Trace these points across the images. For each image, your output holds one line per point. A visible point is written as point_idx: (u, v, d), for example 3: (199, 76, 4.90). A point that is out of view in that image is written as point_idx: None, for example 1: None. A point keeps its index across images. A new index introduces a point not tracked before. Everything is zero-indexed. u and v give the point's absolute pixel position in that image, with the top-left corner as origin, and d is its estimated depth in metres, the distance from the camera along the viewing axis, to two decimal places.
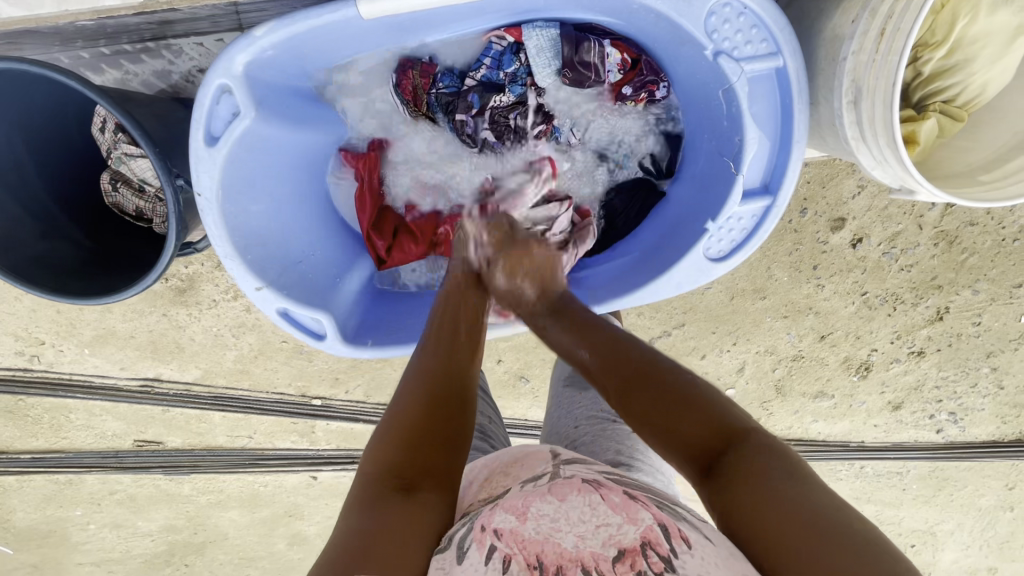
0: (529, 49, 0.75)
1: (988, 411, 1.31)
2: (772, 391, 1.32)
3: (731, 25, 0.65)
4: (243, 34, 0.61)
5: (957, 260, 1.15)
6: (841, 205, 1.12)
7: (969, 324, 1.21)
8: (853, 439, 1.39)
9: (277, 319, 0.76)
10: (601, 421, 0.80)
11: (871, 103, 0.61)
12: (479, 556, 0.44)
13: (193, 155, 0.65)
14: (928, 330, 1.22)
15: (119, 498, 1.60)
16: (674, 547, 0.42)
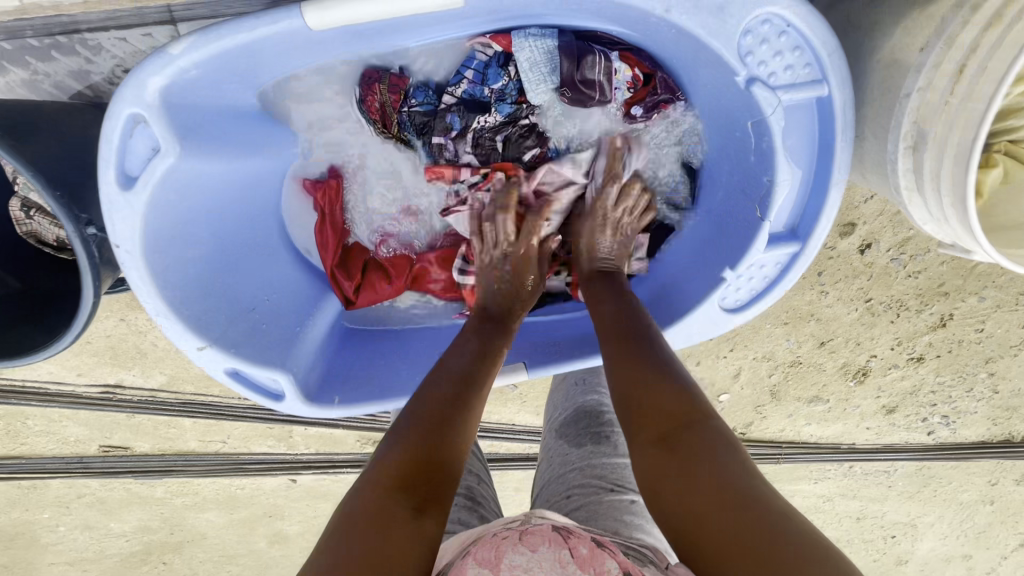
0: (519, 62, 0.63)
1: (981, 413, 1.23)
2: (766, 396, 1.22)
3: (770, 47, 0.53)
4: (155, 51, 0.48)
5: (968, 265, 1.05)
6: (851, 210, 1.02)
7: (973, 331, 1.10)
8: (845, 441, 1.30)
9: (226, 380, 0.65)
10: (594, 490, 0.70)
11: (937, 155, 0.50)
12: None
13: (105, 200, 0.53)
14: (929, 336, 1.11)
15: (88, 502, 1.52)
16: None
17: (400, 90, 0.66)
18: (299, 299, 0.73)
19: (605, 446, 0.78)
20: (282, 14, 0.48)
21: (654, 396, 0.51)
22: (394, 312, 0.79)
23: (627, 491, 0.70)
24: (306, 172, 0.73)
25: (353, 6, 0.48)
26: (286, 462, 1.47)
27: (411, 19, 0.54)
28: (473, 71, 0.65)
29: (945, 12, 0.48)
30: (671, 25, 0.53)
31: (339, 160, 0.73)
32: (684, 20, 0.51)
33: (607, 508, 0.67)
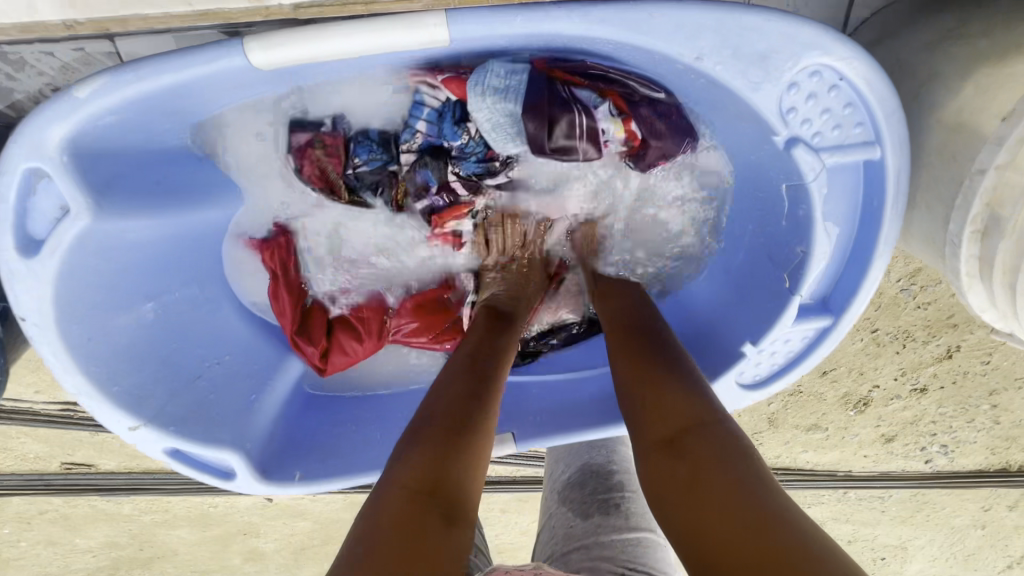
0: (479, 122, 0.52)
1: (979, 443, 1.01)
2: (763, 424, 1.01)
3: (813, 104, 0.45)
4: (58, 93, 0.39)
5: None
6: None
7: (978, 364, 0.91)
8: (840, 468, 1.08)
9: (164, 459, 0.56)
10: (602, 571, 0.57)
11: (1010, 245, 0.42)
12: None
13: (3, 268, 0.43)
14: (933, 367, 0.92)
15: (52, 518, 1.35)
16: None
17: (339, 149, 0.56)
18: (262, 357, 0.64)
19: (615, 515, 0.65)
20: (218, 53, 0.39)
21: (655, 389, 0.43)
22: (379, 368, 0.70)
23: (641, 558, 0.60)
24: (244, 231, 0.60)
25: (311, 44, 0.39)
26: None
27: (383, 59, 0.44)
28: (427, 123, 0.55)
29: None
30: (698, 75, 0.44)
31: (284, 218, 0.61)
32: (713, 71, 0.43)
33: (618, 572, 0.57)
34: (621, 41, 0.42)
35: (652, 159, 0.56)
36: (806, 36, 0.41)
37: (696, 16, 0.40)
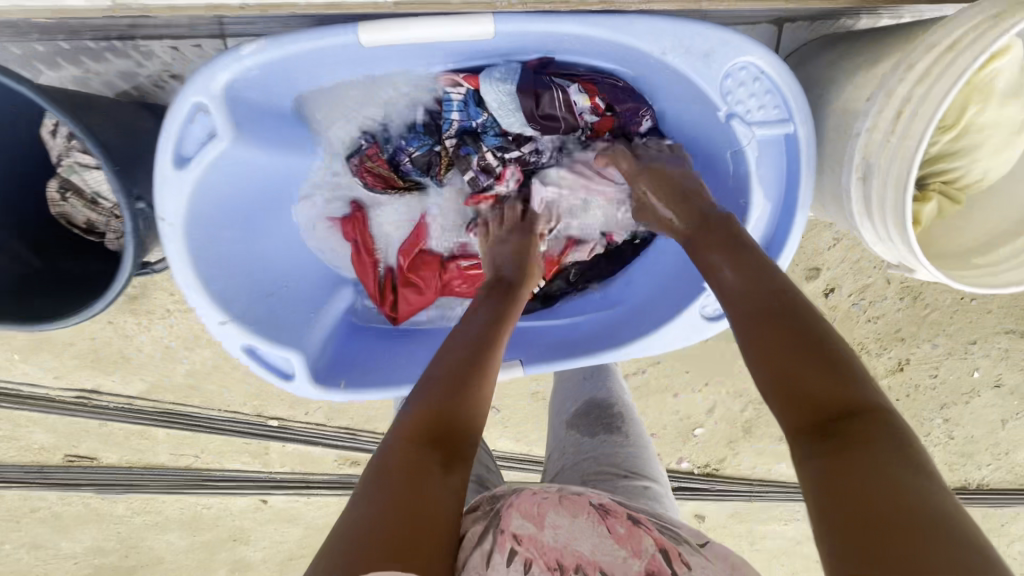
0: (489, 103, 0.68)
1: (937, 457, 1.42)
2: (739, 431, 1.34)
3: (746, 88, 0.63)
4: (227, 50, 0.55)
5: (921, 314, 1.25)
6: (818, 255, 1.19)
7: (926, 376, 1.32)
8: (756, 475, 1.39)
9: (241, 356, 0.69)
10: (610, 476, 0.76)
11: (882, 183, 0.60)
12: (499, 560, 0.54)
13: (158, 176, 0.58)
14: (889, 379, 1.32)
15: (40, 516, 1.74)
16: (675, 568, 0.53)
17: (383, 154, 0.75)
18: (319, 287, 0.79)
19: (616, 434, 0.83)
20: (341, 31, 0.56)
21: (804, 373, 0.46)
22: (442, 316, 0.85)
23: (642, 477, 0.77)
24: (333, 213, 0.80)
25: (398, 28, 0.57)
26: (260, 482, 1.73)
27: (445, 48, 0.62)
28: (458, 113, 0.71)
29: (886, 71, 0.60)
30: (666, 66, 0.63)
31: (360, 195, 0.80)
32: (675, 61, 0.62)
33: (624, 490, 0.74)
34: (610, 38, 0.61)
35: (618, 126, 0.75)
36: (739, 39, 0.60)
37: (663, 24, 0.59)
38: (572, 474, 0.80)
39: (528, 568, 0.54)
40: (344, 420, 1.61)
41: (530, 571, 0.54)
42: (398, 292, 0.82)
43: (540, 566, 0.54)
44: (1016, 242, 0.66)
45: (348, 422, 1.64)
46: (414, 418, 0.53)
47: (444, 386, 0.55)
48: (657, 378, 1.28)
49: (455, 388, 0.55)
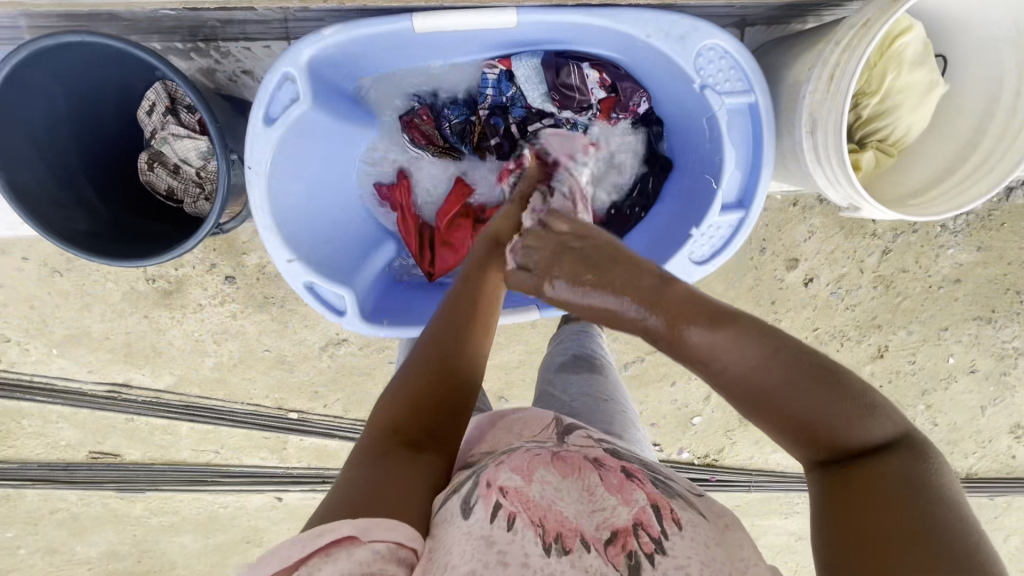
0: (518, 76, 0.86)
1: None
2: (735, 420, 1.45)
3: (715, 65, 0.80)
4: (312, 32, 0.71)
5: (893, 301, 1.39)
6: (795, 247, 1.34)
7: (905, 362, 1.45)
8: (755, 464, 1.50)
9: (302, 292, 0.81)
10: (594, 399, 0.88)
11: (825, 132, 0.75)
12: (484, 513, 0.51)
13: (250, 132, 0.73)
14: (871, 366, 1.45)
15: (59, 518, 1.66)
16: (666, 529, 0.50)
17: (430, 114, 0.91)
18: (361, 245, 0.93)
19: (600, 372, 0.95)
20: (399, 19, 0.73)
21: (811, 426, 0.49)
22: None
23: (617, 403, 0.89)
24: (382, 180, 0.96)
25: (444, 17, 0.74)
26: (276, 478, 1.63)
27: (476, 35, 0.79)
28: (492, 88, 0.88)
29: (821, 47, 0.77)
30: (651, 48, 0.80)
31: (405, 163, 0.96)
32: (658, 44, 0.78)
33: (603, 409, 0.87)
34: (607, 25, 0.78)
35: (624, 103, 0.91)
36: (707, 25, 0.77)
37: (647, 14, 0.76)
38: (558, 393, 0.91)
39: (512, 522, 0.50)
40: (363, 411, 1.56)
41: (512, 524, 0.50)
42: (434, 250, 0.96)
43: (525, 520, 0.50)
44: (942, 186, 0.82)
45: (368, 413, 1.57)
46: (393, 423, 0.60)
47: (418, 395, 0.63)
48: (653, 368, 1.40)
49: (428, 396, 0.63)
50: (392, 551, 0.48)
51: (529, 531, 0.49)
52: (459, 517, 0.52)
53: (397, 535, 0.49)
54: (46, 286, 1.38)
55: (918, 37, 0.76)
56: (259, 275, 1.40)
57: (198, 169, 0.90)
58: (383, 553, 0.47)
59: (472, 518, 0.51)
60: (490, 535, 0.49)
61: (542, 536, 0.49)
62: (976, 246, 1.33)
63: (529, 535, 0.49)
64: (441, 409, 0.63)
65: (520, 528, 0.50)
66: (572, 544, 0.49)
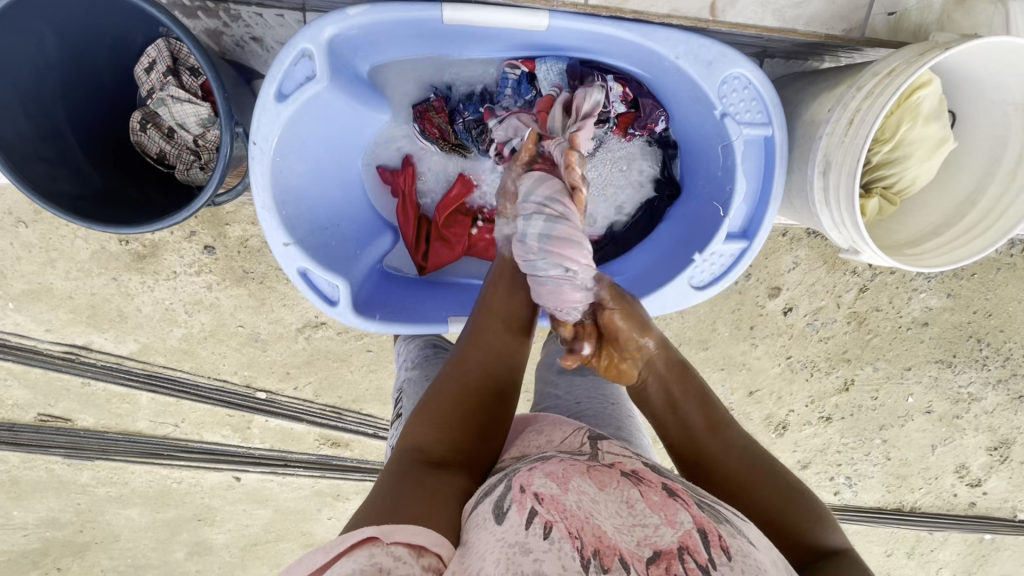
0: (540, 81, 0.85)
1: (877, 479, 1.60)
2: None
3: (738, 95, 0.80)
4: (337, 10, 0.68)
5: (864, 338, 1.43)
6: (779, 276, 1.36)
7: (867, 398, 1.50)
8: None
9: (295, 278, 0.78)
10: (603, 400, 0.86)
11: (837, 174, 0.76)
12: (518, 518, 0.48)
13: (260, 106, 0.70)
14: (836, 398, 1.50)
15: None
16: (713, 558, 0.46)
17: (445, 107, 0.88)
18: (361, 234, 0.91)
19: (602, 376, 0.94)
20: (428, 6, 0.70)
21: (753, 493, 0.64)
22: (465, 272, 0.96)
23: (626, 408, 0.87)
24: (386, 165, 0.93)
25: (475, 11, 0.72)
26: (235, 457, 1.58)
27: (502, 32, 0.77)
28: (512, 89, 0.86)
29: (841, 91, 0.77)
30: (676, 68, 0.79)
31: (412, 151, 0.93)
32: (686, 66, 0.78)
33: (613, 412, 0.84)
34: (637, 41, 0.77)
35: (643, 120, 0.90)
36: (735, 54, 0.77)
37: (678, 34, 0.76)
38: (565, 397, 0.89)
39: (549, 530, 0.46)
40: (335, 396, 1.52)
41: (548, 533, 0.46)
42: (430, 243, 0.94)
43: (562, 530, 0.46)
44: (936, 239, 0.84)
45: (339, 399, 1.53)
46: (421, 442, 0.62)
47: (445, 412, 0.65)
48: None
49: (456, 412, 0.65)
50: (413, 557, 0.45)
51: (567, 542, 0.45)
52: (492, 523, 0.49)
53: (421, 539, 0.47)
54: (8, 236, 1.29)
55: (935, 92, 0.77)
56: (240, 248, 1.34)
57: (195, 137, 0.85)
58: (404, 556, 0.45)
59: (505, 523, 0.48)
60: (524, 541, 0.46)
61: (580, 548, 0.45)
62: (946, 293, 1.38)
63: (567, 547, 0.45)
64: (468, 425, 0.65)
65: (557, 537, 0.46)
66: (611, 562, 0.45)
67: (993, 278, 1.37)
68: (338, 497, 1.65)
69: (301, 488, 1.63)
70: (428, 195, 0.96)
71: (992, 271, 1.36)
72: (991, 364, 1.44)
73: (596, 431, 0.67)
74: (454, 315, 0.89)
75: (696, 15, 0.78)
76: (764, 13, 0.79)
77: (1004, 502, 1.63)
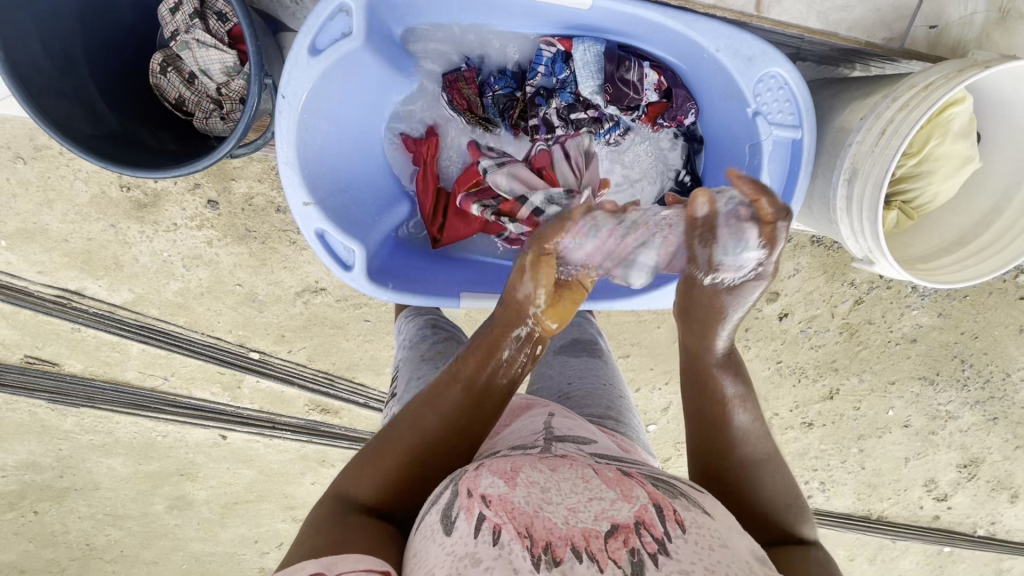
0: (575, 60, 0.83)
1: (848, 485, 1.64)
2: (686, 434, 1.52)
3: (772, 94, 0.79)
4: None
5: (854, 349, 1.46)
6: (779, 281, 1.38)
7: (849, 407, 1.54)
8: None
9: (312, 239, 0.77)
10: (594, 382, 0.87)
11: (863, 184, 0.77)
12: (467, 528, 0.48)
13: (292, 58, 0.68)
14: (819, 405, 1.53)
15: None
16: (669, 530, 0.48)
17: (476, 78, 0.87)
18: (376, 202, 0.89)
19: (596, 357, 0.95)
20: None
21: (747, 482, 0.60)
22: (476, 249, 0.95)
23: (617, 389, 0.88)
24: (409, 132, 0.91)
25: None
26: (222, 415, 1.57)
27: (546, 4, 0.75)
28: (546, 66, 0.85)
29: (875, 101, 0.77)
30: (715, 61, 0.79)
31: (437, 121, 0.91)
32: (725, 60, 0.77)
33: (604, 394, 0.85)
34: (680, 29, 0.76)
35: (674, 112, 0.89)
36: (775, 53, 0.76)
37: (721, 26, 0.75)
38: (557, 376, 0.90)
39: (498, 536, 0.47)
40: (327, 362, 1.51)
41: (497, 538, 0.46)
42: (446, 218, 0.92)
43: (511, 532, 0.47)
44: (948, 257, 0.85)
45: (332, 365, 1.52)
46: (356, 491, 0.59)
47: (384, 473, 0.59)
48: (622, 371, 1.43)
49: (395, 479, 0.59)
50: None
51: (517, 543, 0.46)
52: (442, 538, 0.49)
53: (365, 564, 0.48)
54: (5, 171, 1.25)
55: (966, 110, 0.77)
56: (244, 206, 1.32)
57: (219, 85, 0.83)
58: None
59: (456, 535, 0.48)
60: (474, 552, 0.46)
61: (530, 547, 0.46)
62: (938, 312, 1.40)
63: (517, 547, 0.46)
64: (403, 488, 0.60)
65: (507, 541, 0.46)
66: (563, 555, 0.45)
67: (984, 301, 1.39)
68: (323, 462, 1.65)
69: (286, 451, 1.63)
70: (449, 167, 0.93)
71: (984, 295, 1.38)
72: (972, 384, 1.47)
73: (563, 415, 0.68)
74: (467, 290, 0.89)
75: (741, 9, 0.77)
76: (808, 13, 0.78)
77: (967, 518, 1.67)
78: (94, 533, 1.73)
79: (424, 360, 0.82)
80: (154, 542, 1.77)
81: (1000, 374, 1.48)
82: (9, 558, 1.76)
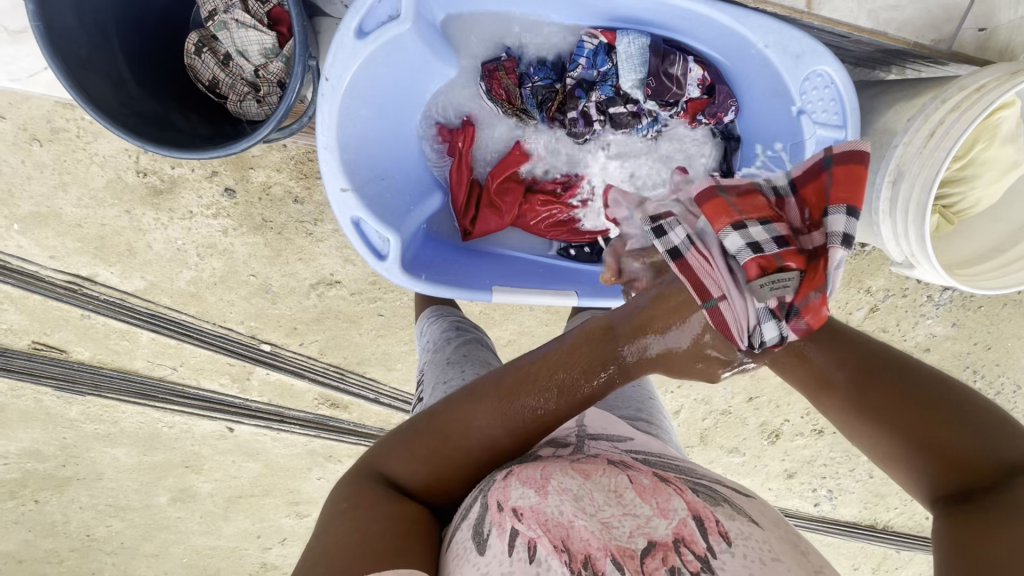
0: (619, 52, 0.81)
1: (856, 494, 1.57)
2: (696, 438, 1.51)
3: (818, 93, 0.77)
4: None
5: None
6: None
7: None
8: None
9: (348, 227, 0.75)
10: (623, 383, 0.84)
11: (910, 186, 0.75)
12: (501, 545, 0.46)
13: (338, 40, 0.67)
14: None
15: None
16: (713, 545, 0.45)
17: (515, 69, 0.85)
18: (411, 191, 0.88)
19: None
20: None
21: (907, 424, 0.49)
22: (505, 241, 0.95)
23: (645, 391, 0.86)
24: (445, 121, 0.90)
25: None
26: (230, 408, 1.55)
27: None
28: (588, 59, 0.83)
29: (924, 101, 0.76)
30: (761, 57, 0.78)
31: (474, 112, 0.90)
32: (773, 57, 0.76)
33: (633, 395, 0.82)
34: (728, 23, 0.75)
35: (717, 109, 0.86)
36: (823, 50, 0.74)
37: (771, 22, 0.74)
38: None
39: (534, 551, 0.45)
40: (339, 357, 1.49)
41: (533, 555, 0.45)
42: (479, 210, 0.92)
43: (548, 547, 0.45)
44: (986, 264, 0.84)
45: (343, 360, 1.50)
46: (398, 473, 0.56)
47: (438, 456, 0.56)
48: None
49: (452, 465, 0.56)
50: None
51: (555, 559, 0.44)
52: (475, 556, 0.47)
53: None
54: (20, 153, 1.23)
55: (1015, 114, 0.76)
56: (262, 196, 1.29)
57: (256, 68, 0.81)
58: None
59: (489, 554, 0.46)
60: (510, 570, 0.44)
61: (568, 562, 0.44)
62: (952, 321, 1.39)
63: (554, 564, 0.44)
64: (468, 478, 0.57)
65: (544, 556, 0.44)
66: (605, 566, 0.43)
67: (998, 311, 1.38)
68: (330, 458, 1.63)
69: (294, 446, 1.61)
70: (484, 158, 0.93)
71: (998, 305, 1.37)
72: (983, 395, 1.46)
73: (599, 414, 0.66)
74: (497, 284, 0.86)
75: (791, 5, 0.77)
76: (859, 12, 0.78)
77: None
78: (95, 524, 1.71)
79: (451, 364, 0.79)
80: (155, 534, 1.74)
81: (1010, 385, 1.47)
82: (7, 547, 1.73)
